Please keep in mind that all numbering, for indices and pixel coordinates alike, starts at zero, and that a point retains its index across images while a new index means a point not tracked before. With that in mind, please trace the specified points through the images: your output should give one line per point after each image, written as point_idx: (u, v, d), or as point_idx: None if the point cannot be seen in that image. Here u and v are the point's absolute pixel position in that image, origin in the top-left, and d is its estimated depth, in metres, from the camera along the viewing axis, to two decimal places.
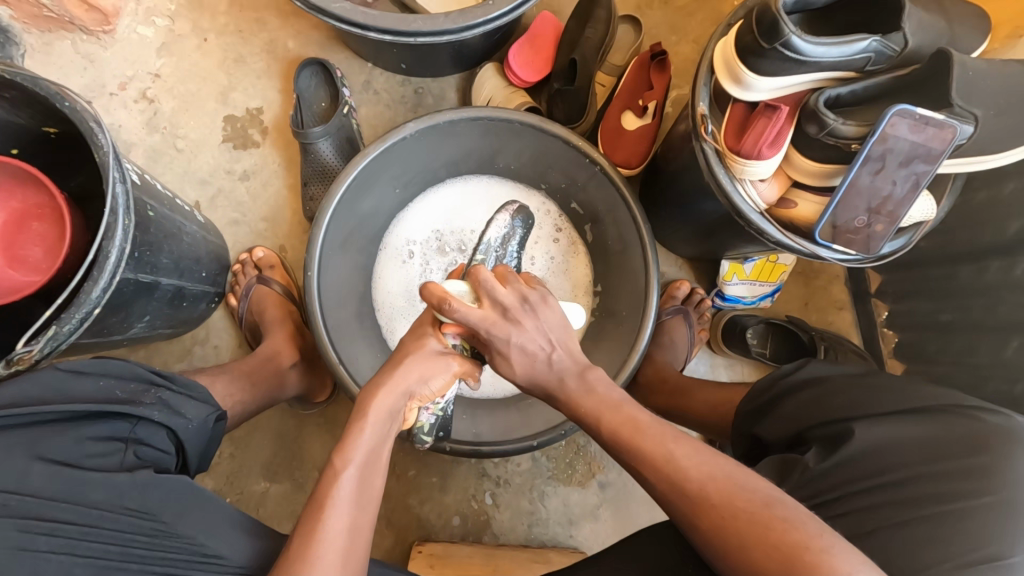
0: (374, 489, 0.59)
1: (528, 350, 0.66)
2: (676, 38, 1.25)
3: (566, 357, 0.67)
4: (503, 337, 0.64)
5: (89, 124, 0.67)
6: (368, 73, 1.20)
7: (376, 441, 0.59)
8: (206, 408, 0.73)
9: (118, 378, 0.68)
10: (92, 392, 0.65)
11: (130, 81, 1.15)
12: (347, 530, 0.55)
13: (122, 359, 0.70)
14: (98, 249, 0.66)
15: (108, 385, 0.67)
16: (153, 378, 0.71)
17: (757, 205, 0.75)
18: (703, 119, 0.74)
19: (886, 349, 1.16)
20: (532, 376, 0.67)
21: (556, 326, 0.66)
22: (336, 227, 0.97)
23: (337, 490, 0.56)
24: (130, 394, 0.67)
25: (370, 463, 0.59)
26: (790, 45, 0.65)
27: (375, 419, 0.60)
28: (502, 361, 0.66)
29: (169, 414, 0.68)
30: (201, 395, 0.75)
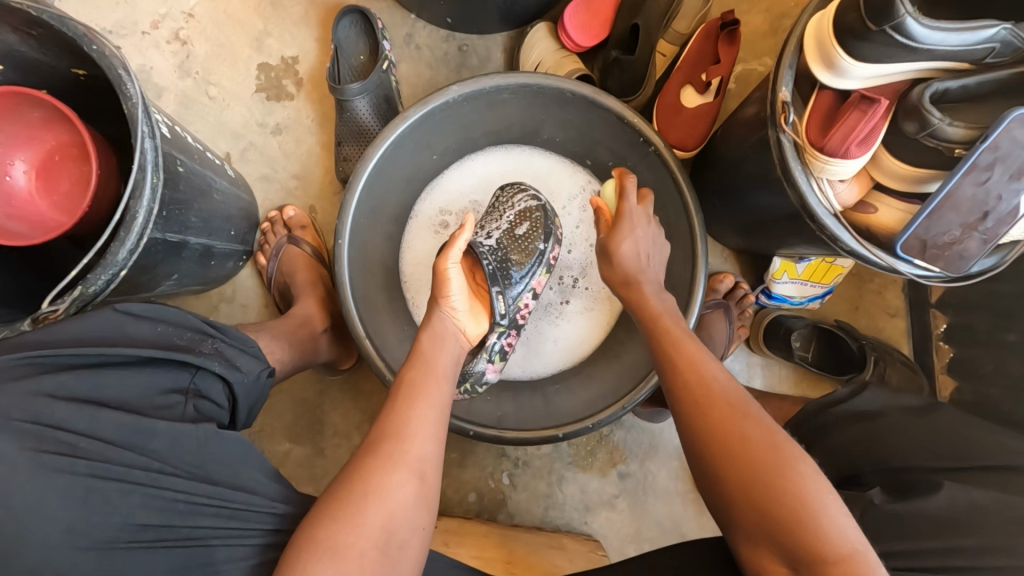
0: (444, 388, 0.67)
1: (638, 251, 0.78)
2: (746, 5, 1.14)
3: (656, 271, 0.80)
4: (636, 228, 0.79)
5: (118, 70, 0.62)
6: (410, 25, 1.12)
7: (446, 359, 0.72)
8: (258, 363, 0.71)
9: (174, 325, 0.66)
10: (151, 337, 0.63)
11: (163, 19, 1.09)
12: (425, 414, 0.63)
13: (175, 308, 0.67)
14: (126, 208, 0.62)
15: (165, 331, 0.64)
16: (207, 330, 0.68)
17: (831, 207, 0.68)
18: (784, 106, 0.66)
19: (939, 363, 1.09)
20: (635, 261, 0.78)
21: (658, 244, 0.82)
22: (370, 193, 0.93)
23: (415, 384, 0.66)
24: (188, 343, 0.65)
25: (444, 363, 0.71)
26: (902, 29, 0.57)
27: (431, 338, 0.73)
28: (626, 233, 0.78)
29: (227, 367, 0.66)
30: (254, 351, 0.73)
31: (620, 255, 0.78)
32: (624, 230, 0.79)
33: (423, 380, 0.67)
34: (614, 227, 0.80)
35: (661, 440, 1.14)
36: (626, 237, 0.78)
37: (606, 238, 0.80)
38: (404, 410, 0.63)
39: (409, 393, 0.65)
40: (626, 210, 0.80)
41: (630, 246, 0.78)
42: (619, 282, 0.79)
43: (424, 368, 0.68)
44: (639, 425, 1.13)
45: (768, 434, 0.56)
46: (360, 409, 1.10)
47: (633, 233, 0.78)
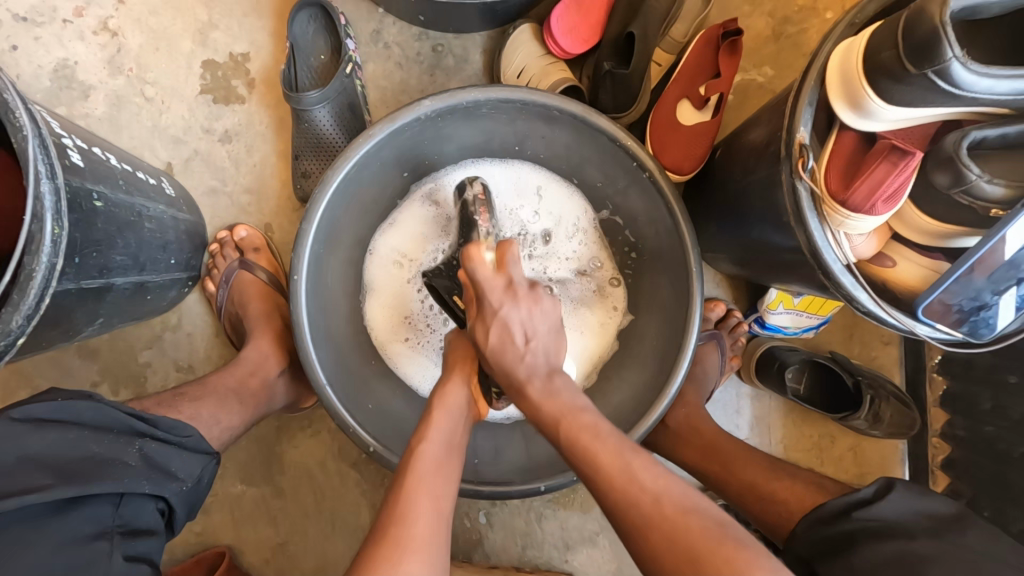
0: (445, 465, 0.62)
1: (510, 327, 0.60)
2: (749, 9, 1.05)
3: (543, 352, 0.61)
4: (498, 303, 0.61)
5: (6, 95, 0.50)
6: (378, 20, 0.99)
7: (446, 430, 0.65)
8: (191, 465, 0.65)
9: (90, 427, 0.59)
10: (61, 449, 0.56)
11: (89, 6, 0.94)
12: (429, 489, 0.59)
13: (90, 400, 0.60)
14: (20, 265, 0.51)
15: (80, 439, 0.58)
16: (137, 426, 0.62)
17: (847, 260, 0.60)
18: (802, 149, 0.58)
19: (931, 397, 1.05)
20: (501, 361, 0.61)
21: (553, 317, 0.62)
22: (330, 219, 0.81)
23: (418, 465, 0.60)
24: (109, 451, 0.59)
25: (445, 444, 0.64)
26: (945, 75, 0.49)
27: (445, 413, 0.66)
28: (481, 326, 0.62)
29: (161, 480, 0.61)
30: (195, 441, 0.67)
31: (485, 344, 0.61)
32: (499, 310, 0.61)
33: (417, 462, 0.61)
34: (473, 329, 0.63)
35: None
36: (490, 319, 0.61)
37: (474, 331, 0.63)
38: (407, 498, 0.57)
39: (411, 473, 0.60)
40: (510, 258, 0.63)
41: (494, 326, 0.61)
42: (507, 387, 0.61)
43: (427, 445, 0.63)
44: None
45: (713, 540, 0.47)
46: (323, 443, 1.00)
47: (499, 309, 0.61)
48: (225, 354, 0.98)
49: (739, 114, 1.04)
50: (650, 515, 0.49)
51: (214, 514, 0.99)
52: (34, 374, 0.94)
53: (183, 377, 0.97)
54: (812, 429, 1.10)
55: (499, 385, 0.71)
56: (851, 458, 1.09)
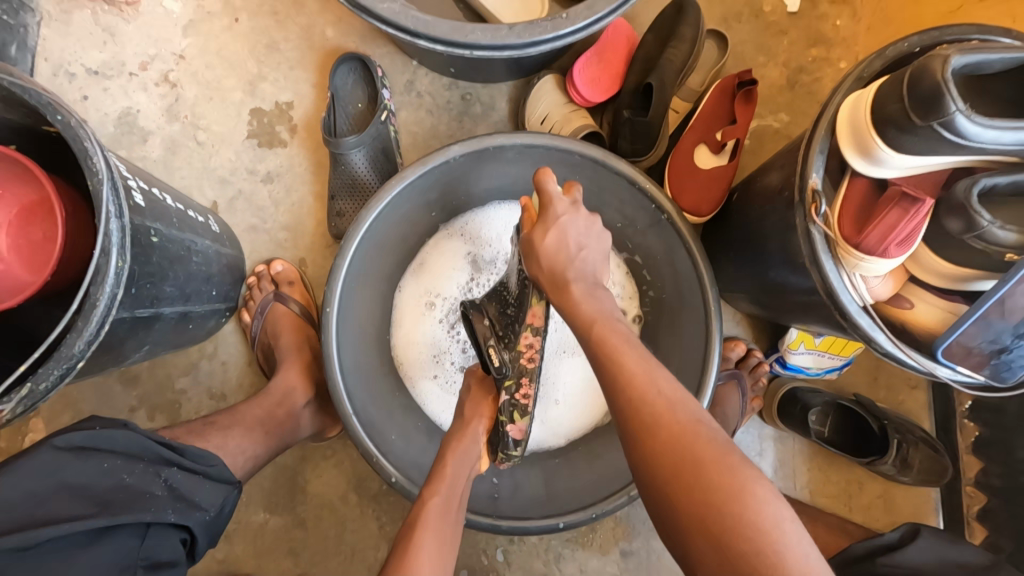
0: (451, 518, 0.65)
1: (565, 245, 0.60)
2: (764, 59, 1.09)
3: (592, 264, 0.61)
4: (564, 214, 0.60)
5: (84, 143, 0.56)
6: (411, 72, 1.07)
7: (455, 485, 0.68)
8: (218, 492, 0.68)
9: (122, 456, 0.62)
10: (95, 478, 0.59)
11: (153, 60, 1.04)
12: (437, 540, 0.61)
13: (124, 429, 0.63)
14: (85, 295, 0.55)
15: (115, 468, 0.61)
16: (165, 455, 0.65)
17: (863, 301, 0.62)
18: (814, 195, 0.61)
19: (963, 442, 1.02)
20: (551, 261, 0.60)
21: (600, 236, 0.63)
22: (362, 257, 0.86)
23: (426, 517, 0.63)
24: (139, 481, 0.61)
25: (457, 487, 0.68)
26: (951, 126, 0.51)
27: (458, 459, 0.70)
28: (541, 232, 0.60)
29: (185, 511, 0.63)
30: (218, 471, 0.70)
31: (542, 252, 0.60)
32: (553, 233, 0.60)
33: (425, 514, 0.63)
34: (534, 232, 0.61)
35: None
36: (550, 228, 0.60)
37: (528, 237, 0.61)
38: (415, 545, 0.59)
39: (419, 525, 0.62)
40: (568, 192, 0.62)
41: (554, 232, 0.60)
42: (546, 284, 0.61)
43: (440, 493, 0.66)
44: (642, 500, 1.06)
45: (720, 452, 0.47)
46: (345, 474, 1.02)
47: (560, 219, 0.61)
48: (256, 383, 1.02)
49: (755, 158, 1.08)
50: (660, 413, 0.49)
51: (236, 542, 1.00)
52: (77, 399, 0.99)
53: (215, 405, 1.01)
54: (838, 473, 1.07)
55: (507, 448, 0.71)
56: (881, 506, 1.06)
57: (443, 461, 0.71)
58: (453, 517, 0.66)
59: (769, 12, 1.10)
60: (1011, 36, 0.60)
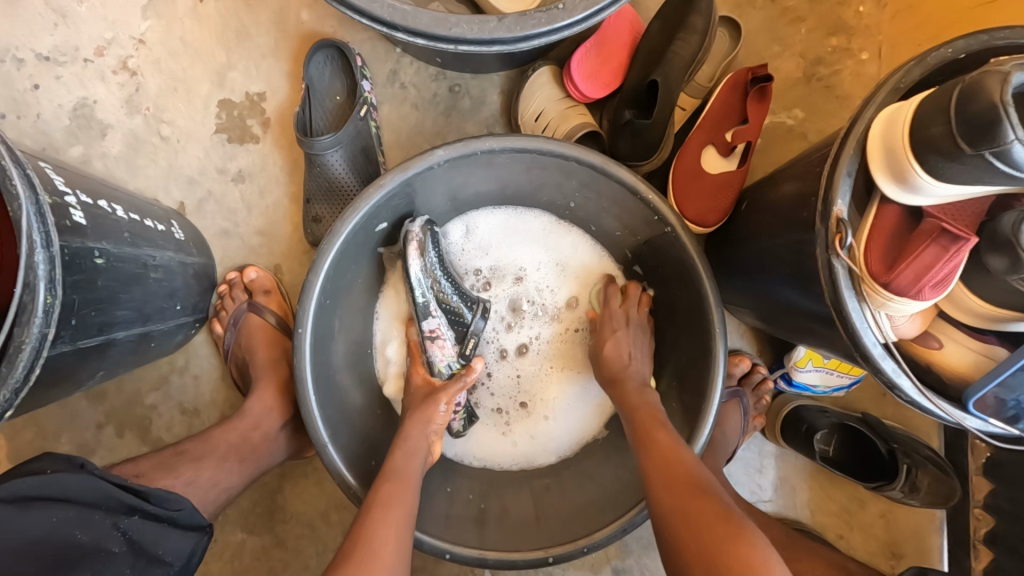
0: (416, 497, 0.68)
1: (620, 347, 0.83)
2: (779, 50, 1.00)
3: (642, 369, 0.82)
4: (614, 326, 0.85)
5: (0, 162, 0.48)
6: (395, 60, 0.97)
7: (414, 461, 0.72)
8: (187, 541, 0.64)
9: (79, 507, 0.58)
10: (46, 535, 0.55)
11: (110, 46, 0.95)
12: (403, 507, 0.65)
13: (79, 475, 0.59)
14: (8, 337, 0.48)
15: (67, 521, 0.56)
16: (127, 502, 0.60)
17: (886, 341, 0.56)
18: (840, 225, 0.53)
19: (974, 464, 0.97)
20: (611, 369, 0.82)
21: (645, 348, 0.85)
22: (339, 269, 0.79)
23: (384, 499, 0.65)
24: (94, 538, 0.57)
25: (411, 468, 0.71)
26: (1004, 156, 0.44)
27: (404, 454, 0.72)
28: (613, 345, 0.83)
29: (145, 568, 0.59)
30: (187, 516, 0.65)
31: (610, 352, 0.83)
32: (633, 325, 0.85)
33: (390, 481, 0.68)
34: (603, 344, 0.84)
35: None
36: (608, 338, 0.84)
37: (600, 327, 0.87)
38: (375, 511, 0.64)
39: (391, 503, 0.65)
40: (637, 294, 0.88)
41: (611, 343, 0.83)
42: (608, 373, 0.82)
43: (397, 479, 0.68)
44: None
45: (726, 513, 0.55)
46: (326, 493, 0.97)
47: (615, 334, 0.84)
48: (230, 398, 0.96)
49: (767, 159, 1.00)
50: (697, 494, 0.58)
51: (212, 563, 0.96)
52: (39, 416, 0.93)
53: (188, 420, 0.95)
54: (841, 492, 1.03)
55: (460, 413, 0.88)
56: (883, 525, 1.03)
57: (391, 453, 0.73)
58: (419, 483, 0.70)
59: None
60: None
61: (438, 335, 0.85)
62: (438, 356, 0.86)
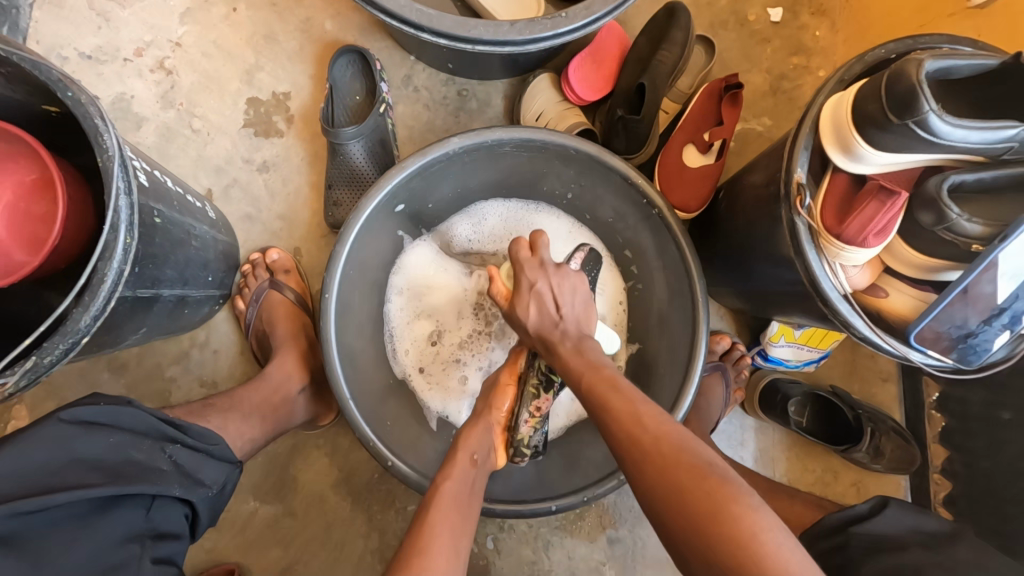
0: (469, 501, 0.65)
1: (546, 305, 0.74)
2: (748, 66, 1.14)
3: (578, 321, 0.75)
4: (532, 277, 0.75)
5: (94, 121, 0.57)
6: (409, 67, 1.08)
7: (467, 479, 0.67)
8: (223, 471, 0.69)
9: (128, 432, 0.61)
10: (104, 452, 0.58)
11: (148, 47, 1.04)
12: (450, 521, 0.60)
13: (129, 407, 0.63)
14: (92, 270, 0.56)
15: (122, 442, 0.60)
16: (169, 433, 0.65)
17: (843, 290, 0.66)
18: (800, 189, 0.64)
19: (931, 432, 1.08)
20: (538, 329, 0.74)
21: (580, 293, 0.77)
22: (361, 244, 0.87)
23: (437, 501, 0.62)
24: (148, 457, 0.61)
25: (465, 493, 0.65)
26: (925, 125, 0.55)
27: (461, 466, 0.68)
28: (524, 303, 0.75)
29: (190, 486, 0.63)
30: (221, 450, 0.70)
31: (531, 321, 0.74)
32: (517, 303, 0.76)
33: (445, 500, 0.62)
34: (517, 308, 0.76)
35: None
36: (529, 299, 0.75)
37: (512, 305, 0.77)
38: (430, 527, 0.59)
39: (440, 518, 0.60)
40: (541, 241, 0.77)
41: (534, 307, 0.74)
42: (567, 331, 0.72)
43: (450, 501, 0.62)
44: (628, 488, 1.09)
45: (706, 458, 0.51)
46: (337, 463, 1.03)
47: (533, 285, 0.75)
48: (248, 372, 1.02)
49: (740, 159, 1.13)
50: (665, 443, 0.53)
51: (225, 531, 1.00)
52: (64, 387, 0.97)
53: (207, 393, 1.01)
54: (816, 463, 1.12)
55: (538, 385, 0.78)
56: (855, 494, 1.11)
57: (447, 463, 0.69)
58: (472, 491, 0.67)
59: (753, 21, 1.15)
60: (978, 46, 0.65)
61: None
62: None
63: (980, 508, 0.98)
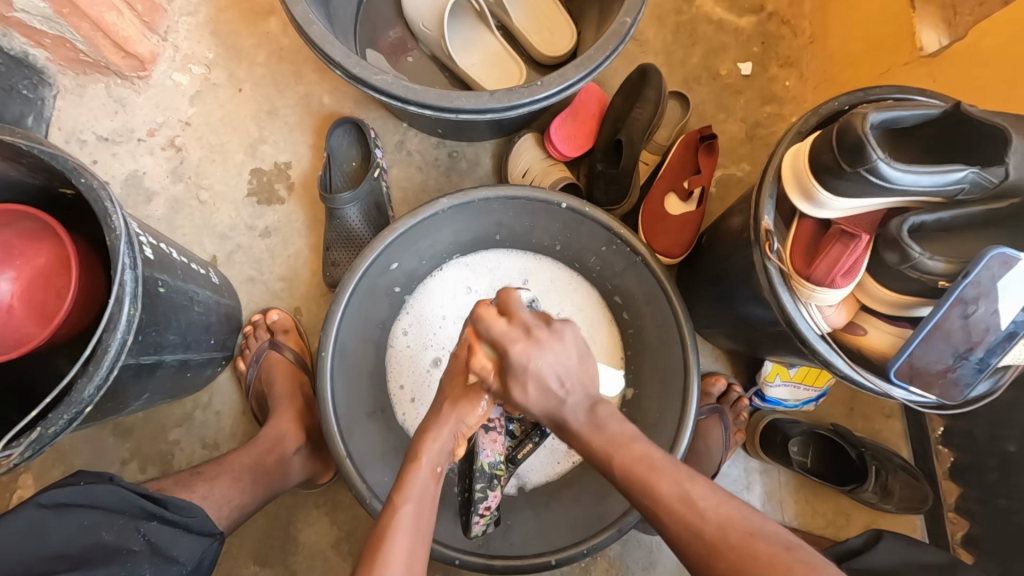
0: (427, 521, 0.59)
1: (547, 383, 0.59)
2: (722, 116, 1.20)
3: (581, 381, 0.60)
4: (524, 358, 0.58)
5: (104, 203, 0.62)
6: (402, 133, 1.15)
7: (423, 502, 0.59)
8: (200, 545, 0.69)
9: (104, 509, 0.63)
10: (74, 537, 0.60)
11: (160, 127, 1.12)
12: (405, 552, 0.55)
13: (107, 483, 0.64)
14: (97, 342, 0.59)
15: (94, 524, 0.61)
16: (148, 507, 0.65)
17: (820, 330, 0.68)
18: (768, 235, 0.67)
19: (940, 468, 1.05)
20: (545, 410, 0.60)
21: (576, 345, 0.61)
22: (358, 302, 0.91)
23: (396, 525, 0.56)
24: (117, 538, 0.62)
25: (422, 512, 0.59)
26: (876, 172, 0.59)
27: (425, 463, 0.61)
28: (517, 387, 0.59)
29: (162, 566, 0.64)
30: (200, 522, 0.70)
31: (531, 407, 0.60)
32: (522, 373, 0.58)
33: (390, 524, 0.56)
34: (508, 392, 0.60)
35: (659, 555, 1.07)
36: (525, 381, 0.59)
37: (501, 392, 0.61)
38: (381, 560, 0.53)
39: (389, 533, 0.56)
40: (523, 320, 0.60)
41: (534, 390, 0.59)
42: (550, 429, 0.61)
43: (403, 512, 0.57)
44: (635, 538, 1.06)
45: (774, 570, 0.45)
46: (337, 522, 1.02)
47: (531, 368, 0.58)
48: (249, 431, 1.03)
49: (721, 204, 1.17)
50: (720, 537, 0.48)
51: None
52: (68, 453, 0.99)
53: (208, 454, 1.02)
54: (825, 505, 1.09)
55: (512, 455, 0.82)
56: None
57: (414, 458, 0.62)
58: (432, 498, 0.61)
59: (724, 75, 1.22)
60: (925, 95, 0.69)
61: (496, 425, 0.75)
62: (478, 526, 0.77)
63: (999, 548, 0.94)
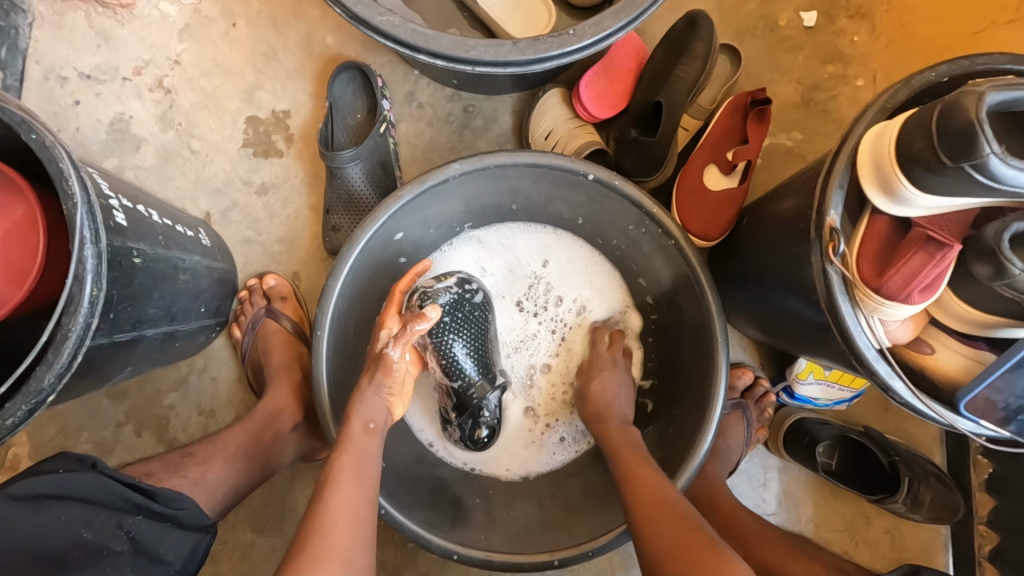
0: (367, 503, 0.63)
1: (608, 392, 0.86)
2: (777, 76, 1.05)
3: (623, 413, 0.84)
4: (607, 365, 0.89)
5: (58, 165, 0.53)
6: (412, 82, 1.03)
7: (362, 486, 0.63)
8: (190, 541, 0.64)
9: (86, 500, 0.58)
10: (52, 532, 0.56)
11: (147, 65, 1.01)
12: (349, 540, 0.58)
13: (93, 472, 0.60)
14: (57, 327, 0.53)
15: (73, 519, 0.57)
16: (133, 499, 0.61)
17: (880, 346, 0.58)
18: (832, 235, 0.57)
19: (976, 479, 0.98)
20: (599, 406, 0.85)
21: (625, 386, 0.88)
22: (358, 275, 0.83)
23: (334, 510, 0.59)
24: (98, 537, 0.58)
25: (360, 497, 0.62)
26: (983, 169, 0.47)
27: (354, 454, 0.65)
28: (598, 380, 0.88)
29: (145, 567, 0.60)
30: (191, 515, 0.65)
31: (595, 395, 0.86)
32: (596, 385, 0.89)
33: (323, 513, 0.59)
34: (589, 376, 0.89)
35: None
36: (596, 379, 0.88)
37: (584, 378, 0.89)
38: (320, 550, 0.56)
39: (323, 523, 0.58)
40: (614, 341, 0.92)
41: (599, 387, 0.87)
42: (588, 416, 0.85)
43: (338, 500, 0.60)
44: None
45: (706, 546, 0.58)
46: None
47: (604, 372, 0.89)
48: (246, 400, 0.99)
49: (765, 178, 1.04)
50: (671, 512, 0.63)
51: (221, 563, 0.98)
52: (62, 413, 0.96)
53: (204, 421, 0.98)
54: (846, 507, 1.04)
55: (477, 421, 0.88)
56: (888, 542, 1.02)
57: (338, 449, 0.66)
58: (370, 485, 0.64)
59: (784, 26, 1.06)
60: None
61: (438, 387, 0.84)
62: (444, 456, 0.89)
63: None
